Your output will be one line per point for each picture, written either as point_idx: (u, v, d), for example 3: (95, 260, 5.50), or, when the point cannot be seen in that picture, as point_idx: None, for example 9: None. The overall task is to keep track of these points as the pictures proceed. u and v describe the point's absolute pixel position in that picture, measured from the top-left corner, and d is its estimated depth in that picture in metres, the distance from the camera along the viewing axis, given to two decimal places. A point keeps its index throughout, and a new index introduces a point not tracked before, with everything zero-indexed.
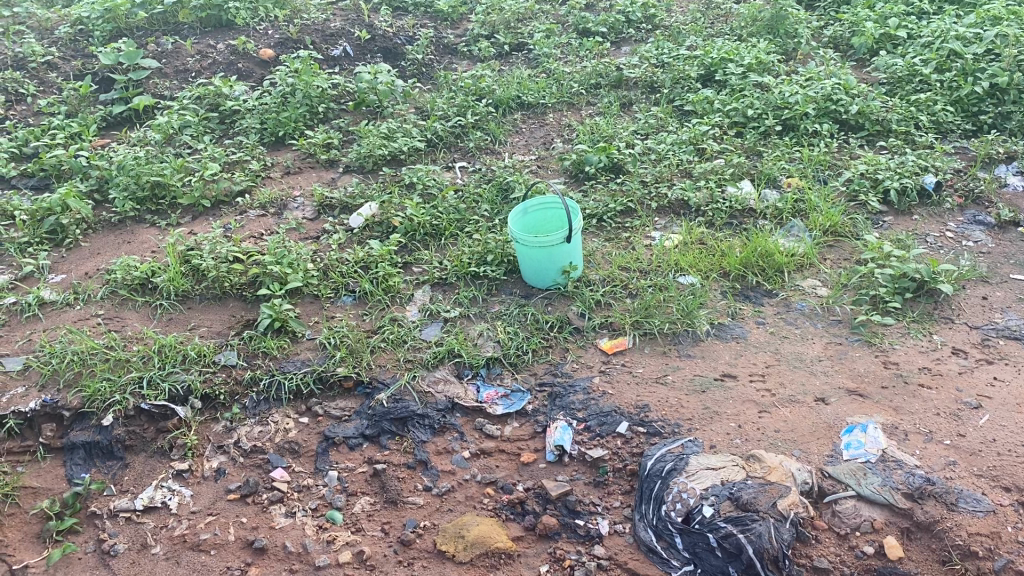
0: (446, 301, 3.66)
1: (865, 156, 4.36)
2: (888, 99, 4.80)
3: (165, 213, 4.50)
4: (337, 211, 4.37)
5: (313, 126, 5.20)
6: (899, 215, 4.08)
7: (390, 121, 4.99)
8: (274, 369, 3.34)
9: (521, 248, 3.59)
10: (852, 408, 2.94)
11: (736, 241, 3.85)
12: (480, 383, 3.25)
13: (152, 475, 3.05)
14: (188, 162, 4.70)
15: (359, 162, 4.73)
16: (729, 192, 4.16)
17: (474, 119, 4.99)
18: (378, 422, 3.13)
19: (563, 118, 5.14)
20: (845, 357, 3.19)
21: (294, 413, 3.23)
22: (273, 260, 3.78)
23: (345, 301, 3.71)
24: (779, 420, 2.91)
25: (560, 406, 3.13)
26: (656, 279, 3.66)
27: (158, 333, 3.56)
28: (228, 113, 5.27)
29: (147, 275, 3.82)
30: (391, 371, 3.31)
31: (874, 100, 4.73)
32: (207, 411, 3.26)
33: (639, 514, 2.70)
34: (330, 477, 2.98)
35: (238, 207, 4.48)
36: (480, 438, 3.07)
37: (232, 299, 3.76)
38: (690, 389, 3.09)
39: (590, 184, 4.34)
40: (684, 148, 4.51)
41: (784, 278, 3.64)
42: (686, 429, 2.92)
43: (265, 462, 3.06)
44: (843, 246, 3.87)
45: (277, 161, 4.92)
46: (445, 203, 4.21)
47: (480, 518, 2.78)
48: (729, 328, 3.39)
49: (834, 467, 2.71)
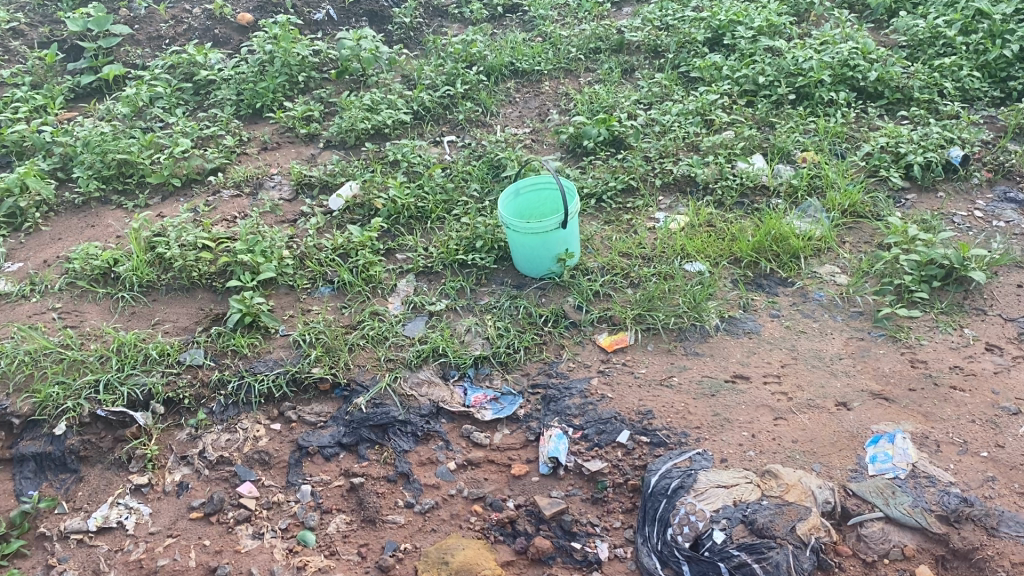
0: (432, 293, 3.38)
1: (885, 128, 4.04)
2: (909, 64, 4.46)
3: (133, 194, 4.19)
4: (316, 190, 4.07)
5: (293, 96, 4.87)
6: (922, 193, 3.76)
7: (375, 91, 4.66)
8: (243, 370, 3.06)
9: (513, 235, 3.30)
10: (877, 414, 2.66)
11: (748, 223, 3.55)
12: (468, 385, 2.98)
13: (108, 490, 2.78)
14: (158, 137, 4.38)
15: (341, 137, 4.41)
16: (739, 168, 3.85)
17: (464, 88, 4.65)
18: (356, 429, 2.85)
19: (560, 87, 4.81)
20: (868, 355, 2.91)
21: (265, 419, 2.95)
22: (244, 248, 3.45)
23: (323, 293, 3.43)
24: (797, 429, 2.63)
25: (555, 411, 2.85)
26: (659, 267, 3.37)
27: (119, 330, 3.27)
28: (203, 83, 4.94)
29: (108, 264, 3.53)
30: (371, 372, 3.03)
31: (895, 66, 4.38)
32: (170, 417, 2.98)
33: (642, 536, 2.43)
34: (302, 492, 2.70)
35: (211, 186, 4.17)
36: (468, 447, 2.80)
37: (200, 290, 3.47)
38: (698, 393, 2.81)
39: (589, 160, 4.03)
40: (690, 120, 4.19)
41: (799, 265, 3.34)
42: (694, 439, 2.64)
43: (231, 474, 2.78)
44: (863, 227, 3.56)
45: (254, 136, 4.60)
46: (431, 183, 3.91)
47: (467, 541, 2.51)
48: (740, 323, 3.10)
49: (859, 484, 2.43)
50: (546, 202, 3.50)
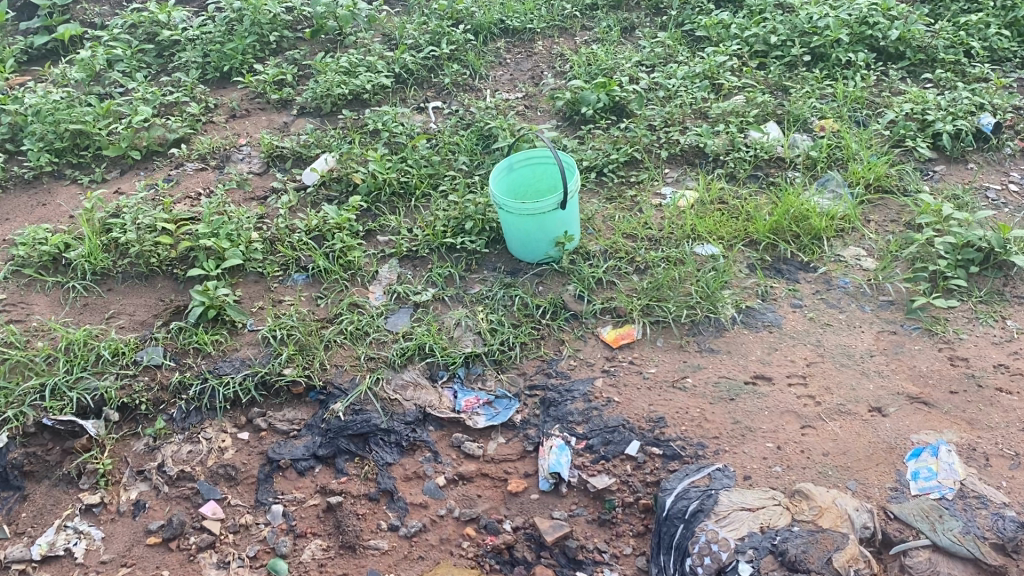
0: (417, 281, 3.07)
1: (909, 92, 3.71)
2: (932, 21, 4.11)
3: (88, 168, 3.83)
4: (288, 163, 3.73)
5: (265, 58, 4.49)
6: (951, 164, 3.45)
7: (353, 53, 4.29)
8: (207, 372, 2.75)
9: (507, 216, 3.00)
10: (916, 421, 2.37)
11: (763, 201, 3.24)
12: (458, 388, 2.68)
13: (56, 511, 2.48)
14: (116, 105, 4.00)
15: (316, 104, 4.05)
16: (751, 137, 3.53)
17: (450, 49, 4.27)
18: (333, 440, 2.55)
19: (554, 47, 4.44)
20: (903, 351, 2.61)
21: (232, 427, 2.65)
22: (207, 231, 3.13)
23: (296, 281, 3.11)
24: (827, 440, 2.35)
25: (556, 417, 2.56)
26: (667, 251, 3.06)
27: (69, 325, 2.95)
28: (167, 44, 4.54)
29: (58, 249, 3.18)
30: (350, 372, 2.72)
31: (918, 23, 4.04)
32: (126, 426, 2.67)
33: (657, 567, 2.14)
34: (273, 514, 2.41)
35: (174, 159, 3.81)
36: (459, 459, 2.51)
37: (160, 278, 3.14)
38: (715, 397, 2.52)
39: (587, 129, 3.69)
40: (697, 84, 3.85)
41: (821, 247, 3.04)
42: (712, 452, 2.36)
43: (193, 492, 2.48)
44: (888, 204, 3.25)
45: (222, 102, 4.22)
46: (415, 155, 3.57)
47: (458, 571, 2.23)
48: (759, 315, 2.81)
49: (901, 506, 2.15)
50: (543, 177, 3.18)
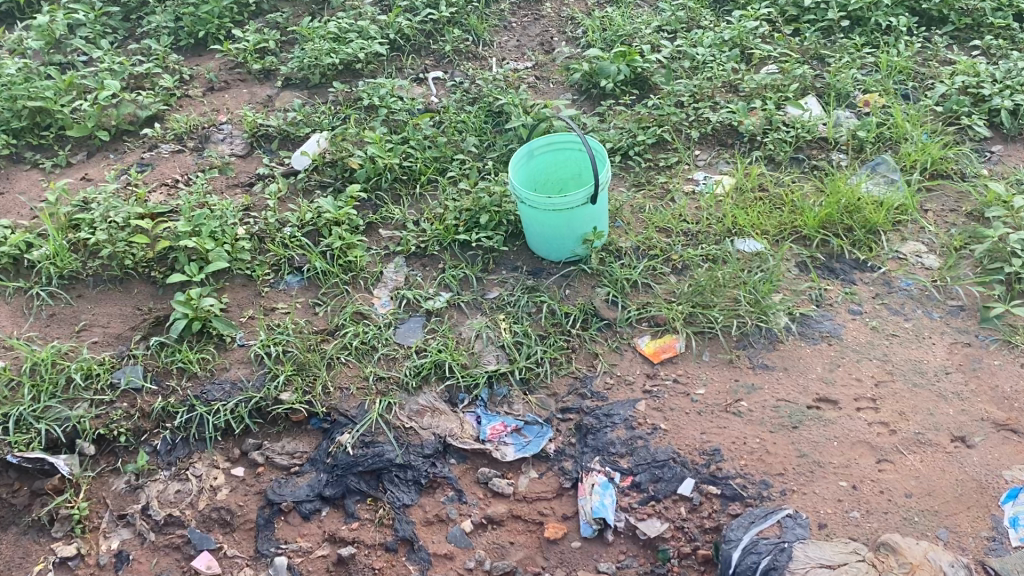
0: (427, 284, 2.75)
1: (959, 62, 3.39)
2: None
3: (50, 150, 3.43)
4: (275, 143, 3.36)
5: (244, 21, 4.06)
6: (1010, 143, 3.14)
7: (342, 16, 3.88)
8: (193, 397, 2.42)
9: (529, 211, 2.68)
10: (1006, 454, 2.10)
11: (808, 190, 2.94)
12: (482, 413, 2.37)
13: (25, 565, 2.16)
14: (80, 77, 3.59)
15: (303, 75, 3.66)
16: (790, 115, 3.21)
17: (450, 12, 3.85)
18: (341, 477, 2.24)
19: (562, 9, 4.05)
20: (981, 367, 2.33)
21: (225, 462, 2.33)
22: (188, 229, 2.77)
23: (289, 285, 2.77)
24: (908, 477, 2.07)
25: (594, 447, 2.25)
26: (707, 249, 2.76)
27: (34, 341, 2.59)
28: (134, 7, 4.10)
29: (19, 249, 2.81)
30: (358, 396, 2.40)
31: None
32: (103, 460, 2.35)
33: None
34: (276, 568, 2.10)
35: (147, 140, 3.42)
36: (486, 499, 2.21)
37: (136, 282, 2.78)
38: (776, 424, 2.23)
39: (608, 104, 3.34)
40: (726, 53, 3.50)
41: (878, 243, 2.75)
42: (779, 492, 2.07)
43: (183, 541, 2.17)
44: (946, 190, 2.95)
45: (198, 73, 3.82)
46: (418, 137, 3.21)
47: None
48: (814, 324, 2.51)
49: (1001, 560, 1.89)
50: (566, 164, 2.85)
